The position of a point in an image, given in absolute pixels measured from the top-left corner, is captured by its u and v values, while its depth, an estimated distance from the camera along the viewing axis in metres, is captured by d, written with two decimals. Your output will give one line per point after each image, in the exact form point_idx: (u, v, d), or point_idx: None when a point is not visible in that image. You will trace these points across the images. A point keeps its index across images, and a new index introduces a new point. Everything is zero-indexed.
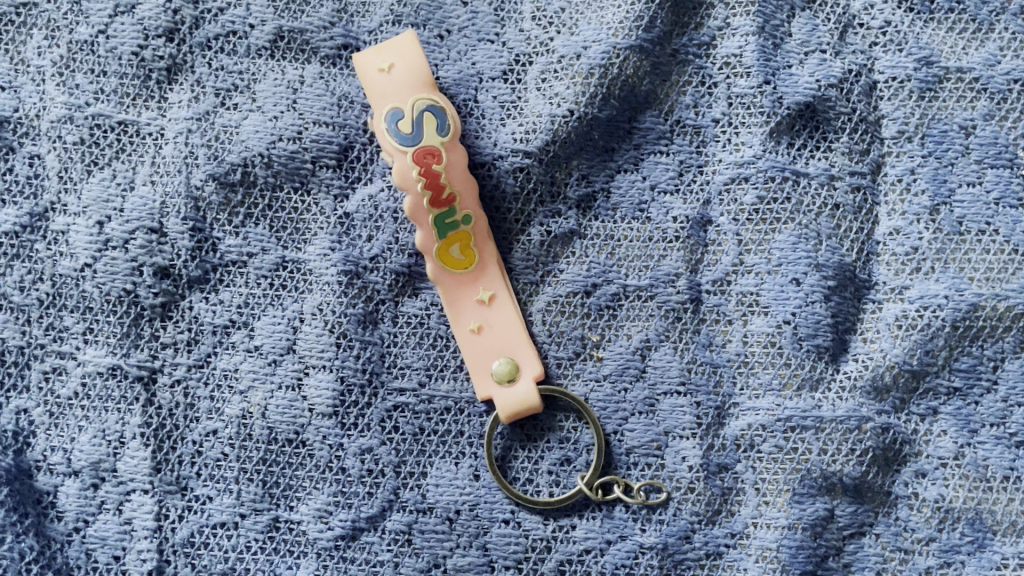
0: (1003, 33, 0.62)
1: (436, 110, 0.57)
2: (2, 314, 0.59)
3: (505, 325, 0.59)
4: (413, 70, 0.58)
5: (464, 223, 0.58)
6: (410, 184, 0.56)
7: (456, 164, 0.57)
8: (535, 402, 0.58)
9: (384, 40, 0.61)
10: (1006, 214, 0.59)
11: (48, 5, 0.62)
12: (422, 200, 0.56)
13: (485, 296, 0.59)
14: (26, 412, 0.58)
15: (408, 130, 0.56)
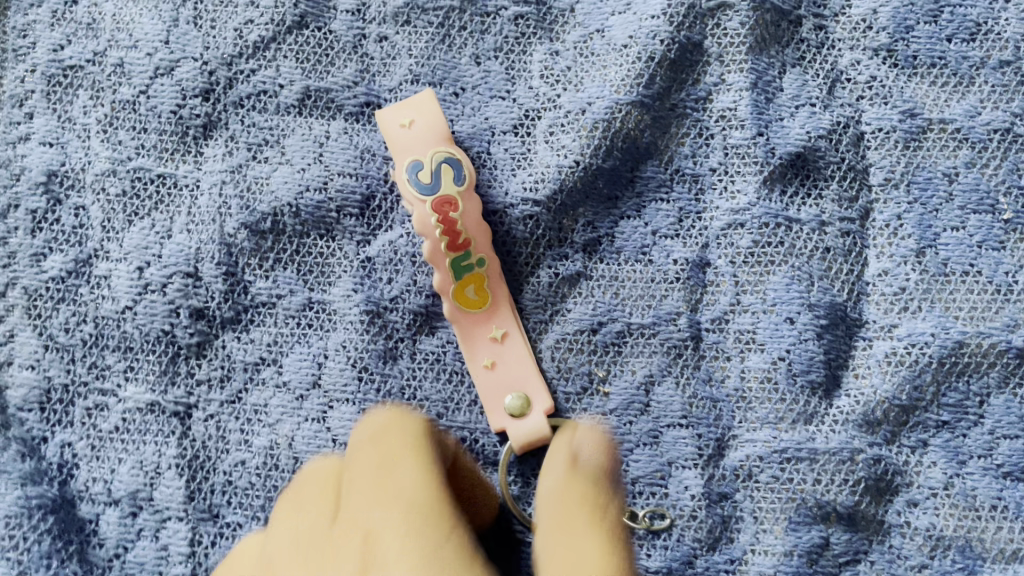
0: (983, 86, 0.66)
1: (453, 162, 0.61)
2: (47, 354, 0.63)
3: (516, 361, 0.63)
4: (431, 126, 0.62)
5: (478, 265, 0.62)
6: (428, 231, 0.60)
7: (471, 213, 0.62)
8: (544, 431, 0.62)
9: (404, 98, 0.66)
10: (988, 256, 0.63)
11: (93, 68, 0.67)
12: (439, 245, 0.60)
13: (498, 333, 0.62)
14: (69, 445, 0.62)
15: (427, 181, 0.61)
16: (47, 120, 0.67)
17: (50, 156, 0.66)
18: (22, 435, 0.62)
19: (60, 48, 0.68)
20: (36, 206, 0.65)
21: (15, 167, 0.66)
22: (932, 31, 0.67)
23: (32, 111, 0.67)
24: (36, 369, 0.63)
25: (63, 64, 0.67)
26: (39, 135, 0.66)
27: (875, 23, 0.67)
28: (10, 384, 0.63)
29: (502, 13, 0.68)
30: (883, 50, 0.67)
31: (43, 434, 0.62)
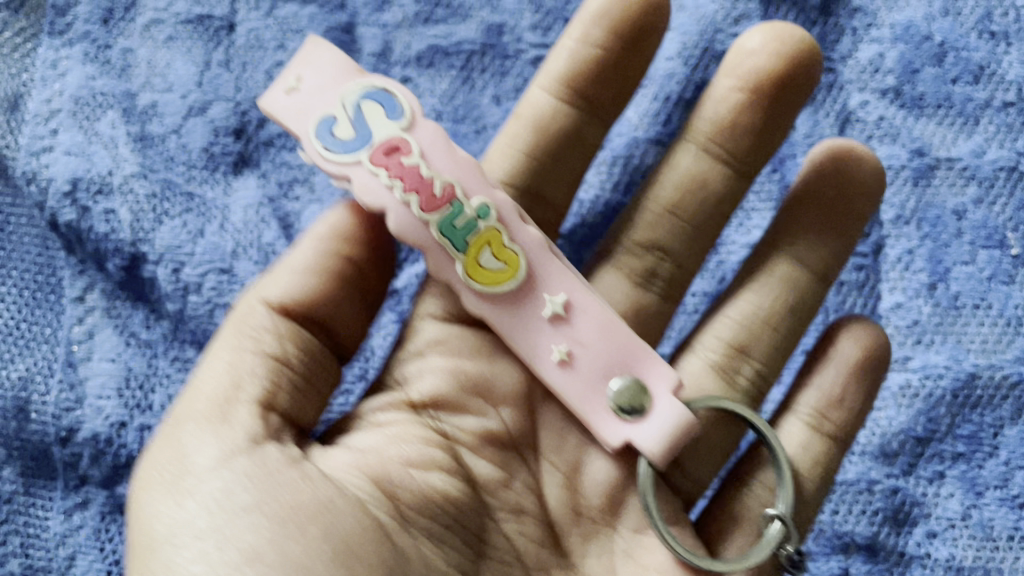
0: (988, 126, 0.68)
1: (378, 99, 0.52)
2: (128, 348, 0.64)
3: (600, 353, 0.53)
4: (336, 74, 0.53)
5: (399, 197, 0.50)
6: (378, 189, 0.50)
7: (424, 128, 0.52)
8: (686, 416, 0.52)
9: (305, 68, 0.53)
10: (998, 290, 0.65)
11: (124, 101, 0.68)
12: (386, 175, 0.50)
13: (559, 305, 0.52)
14: (149, 429, 0.62)
15: (346, 136, 0.52)
16: (73, 135, 0.67)
17: (75, 165, 0.66)
18: (91, 438, 0.61)
19: (93, 77, 0.69)
20: (68, 218, 0.65)
21: (41, 180, 0.66)
22: (938, 74, 0.69)
23: (56, 127, 0.68)
24: (118, 361, 0.63)
25: (93, 90, 0.69)
26: (63, 147, 0.67)
27: (881, 66, 0.70)
28: (89, 376, 0.63)
29: (521, 56, 0.71)
30: (890, 91, 0.69)
31: (122, 419, 0.62)
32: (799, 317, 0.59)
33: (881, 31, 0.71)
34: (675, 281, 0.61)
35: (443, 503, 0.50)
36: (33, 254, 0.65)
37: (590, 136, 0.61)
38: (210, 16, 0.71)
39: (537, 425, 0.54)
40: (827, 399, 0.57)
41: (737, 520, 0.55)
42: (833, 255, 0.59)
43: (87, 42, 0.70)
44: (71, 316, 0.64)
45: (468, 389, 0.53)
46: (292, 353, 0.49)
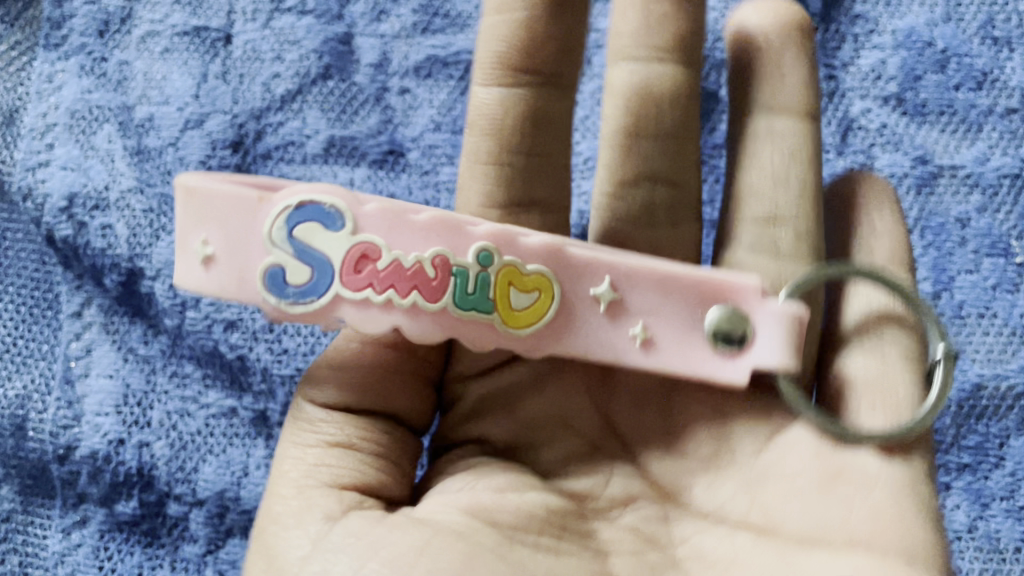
0: (991, 133, 0.68)
1: (307, 217, 0.44)
2: (126, 364, 0.63)
3: (683, 309, 0.48)
4: (236, 215, 0.44)
5: (404, 306, 0.44)
6: (374, 315, 0.44)
7: (368, 216, 0.44)
8: (793, 314, 0.48)
9: (200, 215, 0.44)
10: (1003, 298, 0.64)
11: (120, 114, 0.68)
12: (374, 295, 0.44)
13: (607, 292, 0.47)
14: (147, 446, 0.61)
15: (303, 278, 0.44)
16: (69, 149, 0.67)
17: (71, 180, 0.66)
18: (88, 455, 0.61)
19: (88, 90, 0.69)
20: (64, 234, 0.65)
21: (37, 196, 0.66)
22: (940, 80, 0.69)
23: (53, 141, 0.67)
24: (115, 378, 0.63)
25: (89, 104, 0.68)
26: (60, 161, 0.66)
27: (884, 72, 0.69)
28: (86, 393, 0.62)
29: None
30: (892, 98, 0.69)
31: (120, 436, 0.61)
32: (805, 165, 0.55)
33: (883, 37, 0.70)
34: (687, 196, 0.57)
35: (544, 508, 0.47)
36: (30, 270, 0.65)
37: (557, 116, 0.56)
38: (206, 27, 0.70)
39: (620, 424, 0.52)
40: (869, 232, 0.53)
41: (876, 394, 0.49)
42: (806, 83, 0.56)
43: (83, 54, 0.70)
44: (68, 332, 0.63)
45: (541, 407, 0.52)
46: (346, 433, 0.46)
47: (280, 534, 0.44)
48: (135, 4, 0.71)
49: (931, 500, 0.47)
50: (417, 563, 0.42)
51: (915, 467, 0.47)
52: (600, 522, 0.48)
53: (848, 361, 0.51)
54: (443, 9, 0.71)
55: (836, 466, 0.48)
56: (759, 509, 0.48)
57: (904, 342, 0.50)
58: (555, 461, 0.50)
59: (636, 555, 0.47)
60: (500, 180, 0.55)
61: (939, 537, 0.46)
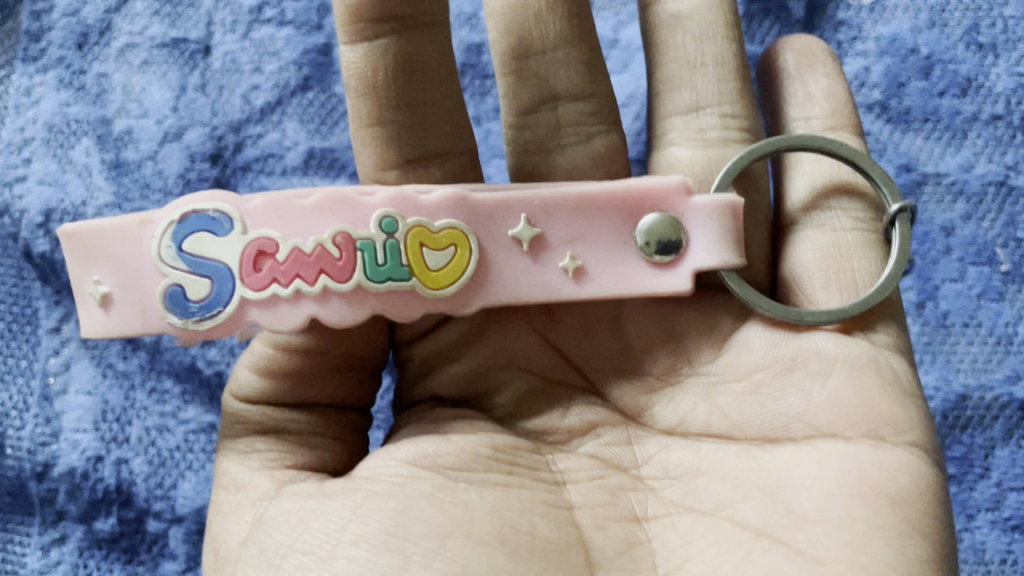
0: (976, 140, 0.67)
1: (194, 235, 0.44)
2: (105, 380, 0.63)
3: (605, 239, 0.48)
4: (123, 246, 0.44)
5: (312, 293, 0.45)
6: (281, 308, 0.45)
7: (255, 213, 0.45)
8: (703, 207, 0.48)
9: (92, 258, 0.45)
10: (989, 307, 0.64)
11: (98, 128, 0.67)
12: (282, 288, 0.44)
13: (527, 232, 0.47)
14: (126, 462, 0.61)
15: (205, 293, 0.44)
16: (47, 163, 0.66)
17: (49, 195, 0.65)
18: (66, 473, 0.60)
19: (66, 103, 0.68)
20: (42, 249, 0.64)
21: (15, 211, 0.65)
22: (925, 87, 0.68)
23: (30, 156, 0.67)
24: (94, 394, 0.62)
25: (67, 117, 0.68)
26: (37, 176, 0.66)
27: (868, 79, 0.69)
28: (65, 410, 0.62)
29: None
30: (876, 106, 0.68)
31: (98, 453, 0.61)
32: (719, 41, 0.56)
33: (867, 43, 0.69)
34: (592, 111, 0.57)
35: (487, 445, 0.48)
36: (7, 285, 0.64)
37: (434, 58, 0.54)
38: (185, 39, 0.70)
39: (572, 354, 0.52)
40: (807, 97, 0.56)
41: (831, 269, 0.51)
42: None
43: (61, 67, 0.69)
44: (47, 348, 0.63)
45: (489, 343, 0.52)
46: (272, 419, 0.50)
47: (223, 522, 0.46)
48: (114, 16, 0.70)
49: (906, 373, 0.48)
50: (346, 526, 0.43)
51: (877, 346, 0.49)
52: (559, 453, 0.50)
53: (799, 241, 0.52)
54: None
55: (789, 356, 0.48)
56: (720, 413, 0.49)
57: (853, 209, 0.52)
58: (512, 397, 0.52)
59: (598, 479, 0.49)
60: (387, 138, 0.53)
61: (918, 413, 0.47)
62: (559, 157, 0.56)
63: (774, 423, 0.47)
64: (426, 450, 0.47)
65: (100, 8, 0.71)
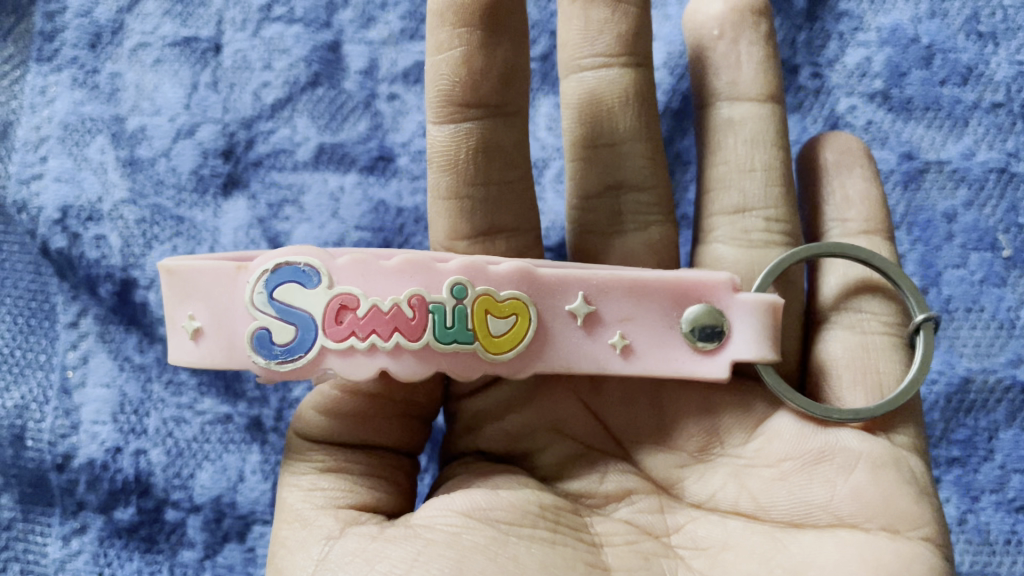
0: (977, 128, 0.68)
1: (284, 282, 0.45)
2: (123, 373, 0.64)
3: (658, 315, 0.48)
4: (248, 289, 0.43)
5: (386, 348, 0.45)
6: (359, 359, 0.45)
7: (341, 269, 0.45)
8: (762, 301, 0.48)
9: (189, 292, 0.45)
10: (991, 292, 0.65)
11: (112, 126, 0.69)
12: (358, 342, 0.45)
13: (583, 308, 0.47)
14: (144, 453, 0.62)
15: (289, 338, 0.45)
16: (62, 161, 0.68)
17: (65, 192, 0.67)
18: (86, 464, 0.62)
19: (80, 102, 0.69)
20: (59, 245, 0.66)
21: (32, 208, 0.66)
22: (926, 76, 0.69)
23: (46, 154, 0.68)
24: (112, 387, 0.63)
25: (82, 116, 0.69)
26: (53, 174, 0.67)
27: (869, 69, 0.70)
28: (84, 402, 0.63)
29: None
30: (878, 95, 0.69)
31: (118, 444, 0.62)
32: (770, 147, 0.57)
33: (868, 34, 0.70)
34: (653, 200, 0.58)
35: (536, 502, 0.47)
36: (25, 281, 0.65)
37: (512, 145, 0.55)
38: (196, 38, 0.71)
39: (611, 424, 0.53)
40: (845, 198, 0.56)
41: (857, 371, 0.51)
42: (766, 67, 0.58)
43: (75, 67, 0.71)
44: (65, 342, 0.64)
45: (528, 416, 0.52)
46: (336, 457, 0.49)
47: (287, 556, 0.46)
48: (126, 16, 0.72)
49: (923, 474, 0.48)
50: (410, 571, 0.42)
51: (900, 450, 0.49)
52: (595, 516, 0.50)
53: (828, 341, 0.53)
54: None
55: (817, 447, 0.48)
56: (748, 495, 0.49)
57: (883, 312, 0.52)
58: (549, 468, 0.52)
59: (631, 544, 0.48)
60: (461, 213, 0.55)
61: (935, 515, 0.47)
62: (618, 241, 0.58)
63: (798, 509, 0.48)
64: (473, 508, 0.46)
65: (113, 8, 0.72)
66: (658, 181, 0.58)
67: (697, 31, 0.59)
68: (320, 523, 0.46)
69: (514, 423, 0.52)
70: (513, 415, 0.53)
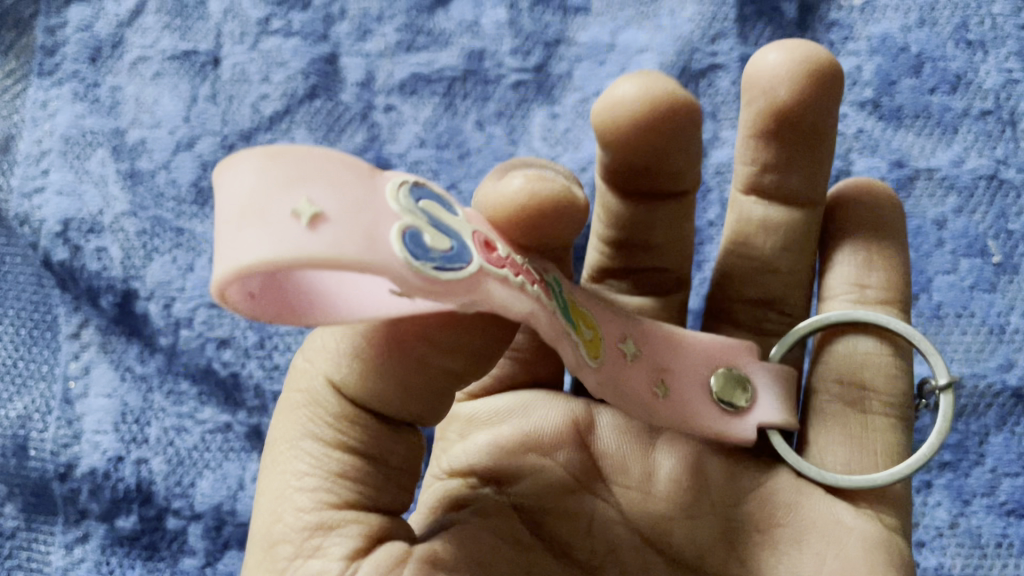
0: (966, 135, 0.69)
1: (428, 196, 0.39)
2: (124, 383, 0.65)
3: (690, 370, 0.51)
4: (350, 176, 0.36)
5: (534, 294, 0.39)
6: (518, 294, 0.38)
7: (470, 218, 0.42)
8: (787, 376, 0.53)
9: (331, 175, 0.35)
10: (981, 298, 0.65)
11: (112, 139, 0.70)
12: (512, 275, 0.38)
13: (632, 347, 0.48)
14: (146, 462, 0.63)
15: (443, 246, 0.36)
16: (64, 174, 0.69)
17: (66, 205, 0.68)
18: (88, 473, 0.62)
19: (81, 116, 0.70)
20: (61, 258, 0.66)
21: (34, 221, 0.67)
22: (915, 85, 0.70)
23: (47, 167, 0.69)
24: (114, 397, 0.64)
25: (83, 129, 0.70)
26: (54, 187, 0.68)
27: (859, 78, 0.71)
28: (85, 412, 0.64)
29: (502, 81, 0.72)
30: (869, 103, 0.70)
31: (119, 454, 0.63)
32: (794, 248, 0.57)
33: (858, 43, 0.71)
34: (673, 270, 0.61)
35: (530, 561, 0.46)
36: (28, 293, 0.66)
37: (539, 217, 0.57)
38: (195, 51, 0.72)
39: (605, 466, 0.52)
40: (865, 264, 0.55)
41: (858, 453, 0.52)
42: (813, 173, 0.56)
43: (76, 81, 0.71)
44: (67, 353, 0.65)
45: (545, 450, 0.51)
46: (374, 446, 0.44)
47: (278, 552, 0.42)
48: (125, 30, 0.73)
49: (907, 553, 0.50)
50: None
51: (887, 530, 0.50)
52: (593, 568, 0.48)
53: (829, 421, 0.53)
54: (426, 28, 0.73)
55: (811, 520, 0.50)
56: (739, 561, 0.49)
57: (888, 394, 0.53)
58: (542, 508, 0.49)
59: None
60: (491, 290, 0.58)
61: None
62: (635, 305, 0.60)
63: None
64: (477, 552, 0.44)
65: (113, 23, 0.73)
66: (681, 267, 0.61)
67: (751, 119, 0.56)
68: (337, 536, 0.42)
69: (531, 459, 0.50)
70: (528, 450, 0.51)
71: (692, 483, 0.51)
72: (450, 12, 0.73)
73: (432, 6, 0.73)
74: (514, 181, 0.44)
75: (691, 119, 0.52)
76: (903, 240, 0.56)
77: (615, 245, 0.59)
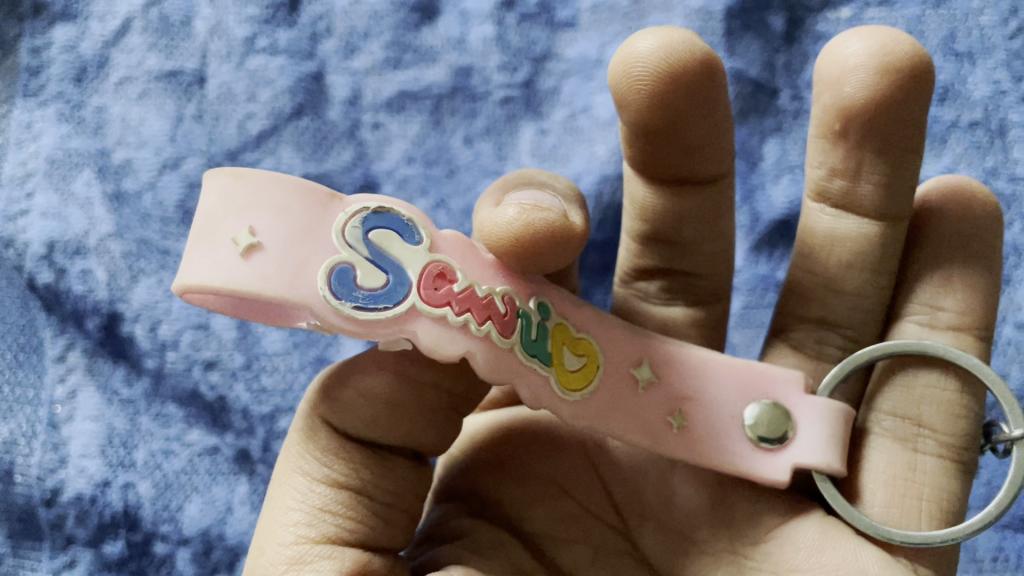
0: (955, 146, 0.69)
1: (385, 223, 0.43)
2: (111, 407, 0.64)
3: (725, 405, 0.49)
4: (300, 207, 0.42)
5: (478, 332, 0.43)
6: (453, 334, 0.42)
7: (445, 240, 0.44)
8: (840, 411, 0.49)
9: (278, 205, 0.42)
10: None
11: (97, 160, 0.69)
12: (453, 315, 0.42)
13: (647, 375, 0.48)
14: (133, 486, 0.62)
15: (378, 282, 0.42)
16: (48, 196, 0.68)
17: (52, 227, 0.67)
18: (74, 499, 0.62)
19: (67, 137, 0.70)
20: (46, 280, 0.66)
21: (18, 244, 0.67)
22: None
23: (32, 190, 0.68)
24: (100, 420, 0.63)
25: (68, 150, 0.69)
26: (39, 210, 0.68)
27: None
28: (72, 435, 0.63)
29: (489, 97, 0.71)
30: None
31: (106, 478, 0.62)
32: (869, 266, 0.54)
33: None
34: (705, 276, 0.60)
35: None
36: (11, 317, 0.65)
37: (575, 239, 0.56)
38: (180, 70, 0.72)
39: (617, 495, 0.53)
40: (943, 283, 0.52)
41: (898, 490, 0.49)
42: (891, 183, 0.52)
43: (61, 102, 0.71)
44: (52, 376, 0.64)
45: (546, 480, 0.54)
46: (358, 478, 0.46)
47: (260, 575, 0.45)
48: (111, 50, 0.72)
49: None
50: None
51: None
52: None
53: (872, 452, 0.51)
54: (412, 45, 0.72)
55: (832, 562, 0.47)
56: None
57: (942, 432, 0.49)
58: (546, 536, 0.52)
59: None
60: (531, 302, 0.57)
61: None
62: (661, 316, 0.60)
63: None
64: None
65: (98, 44, 0.73)
66: (712, 274, 0.60)
67: (823, 119, 0.53)
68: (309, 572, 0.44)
69: (530, 489, 0.53)
70: (533, 480, 0.54)
71: (685, 515, 0.52)
72: (436, 28, 0.73)
73: (418, 22, 0.73)
74: (507, 212, 0.44)
75: (710, 85, 0.51)
76: (991, 260, 0.52)
77: (652, 242, 0.59)
